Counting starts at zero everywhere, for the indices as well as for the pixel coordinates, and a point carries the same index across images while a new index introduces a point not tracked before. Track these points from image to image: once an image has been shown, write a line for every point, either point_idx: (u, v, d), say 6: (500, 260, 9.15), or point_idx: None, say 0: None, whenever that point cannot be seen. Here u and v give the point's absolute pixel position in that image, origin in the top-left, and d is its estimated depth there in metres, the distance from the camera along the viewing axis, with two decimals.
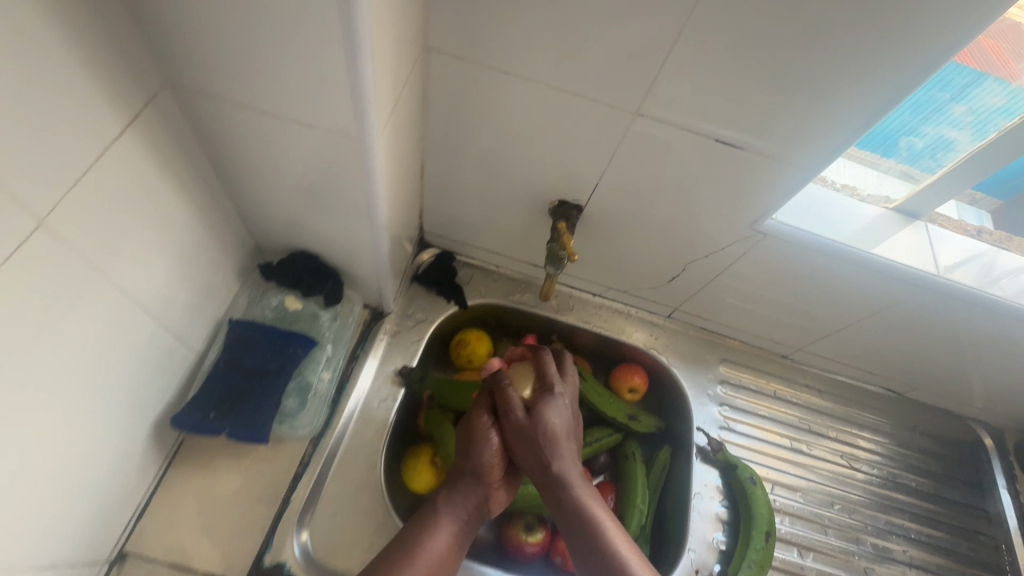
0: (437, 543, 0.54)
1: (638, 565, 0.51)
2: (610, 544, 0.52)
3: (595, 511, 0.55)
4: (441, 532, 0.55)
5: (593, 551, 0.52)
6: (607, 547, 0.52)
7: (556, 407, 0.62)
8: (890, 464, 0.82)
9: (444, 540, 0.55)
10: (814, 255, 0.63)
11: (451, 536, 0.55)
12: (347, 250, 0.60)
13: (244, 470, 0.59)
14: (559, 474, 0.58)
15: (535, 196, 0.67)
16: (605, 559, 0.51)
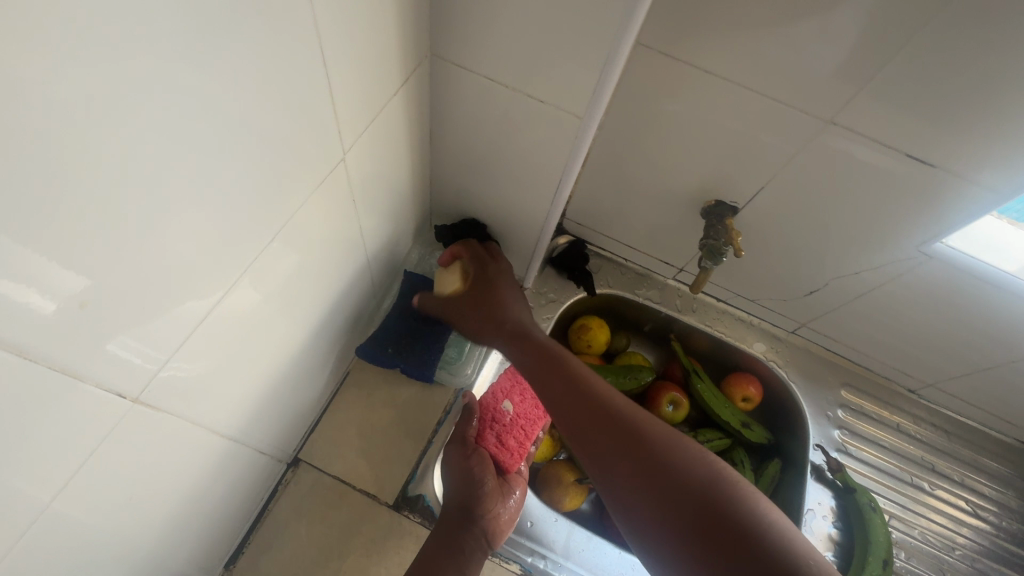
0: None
1: (689, 468, 0.43)
2: (652, 453, 0.45)
3: (639, 427, 0.47)
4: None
5: (636, 444, 0.45)
6: (660, 458, 0.44)
7: (516, 300, 0.61)
8: (1020, 519, 0.78)
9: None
10: (981, 288, 0.62)
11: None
12: (515, 223, 0.66)
13: (395, 405, 0.66)
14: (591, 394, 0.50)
15: (689, 194, 0.69)
16: (635, 474, 0.44)
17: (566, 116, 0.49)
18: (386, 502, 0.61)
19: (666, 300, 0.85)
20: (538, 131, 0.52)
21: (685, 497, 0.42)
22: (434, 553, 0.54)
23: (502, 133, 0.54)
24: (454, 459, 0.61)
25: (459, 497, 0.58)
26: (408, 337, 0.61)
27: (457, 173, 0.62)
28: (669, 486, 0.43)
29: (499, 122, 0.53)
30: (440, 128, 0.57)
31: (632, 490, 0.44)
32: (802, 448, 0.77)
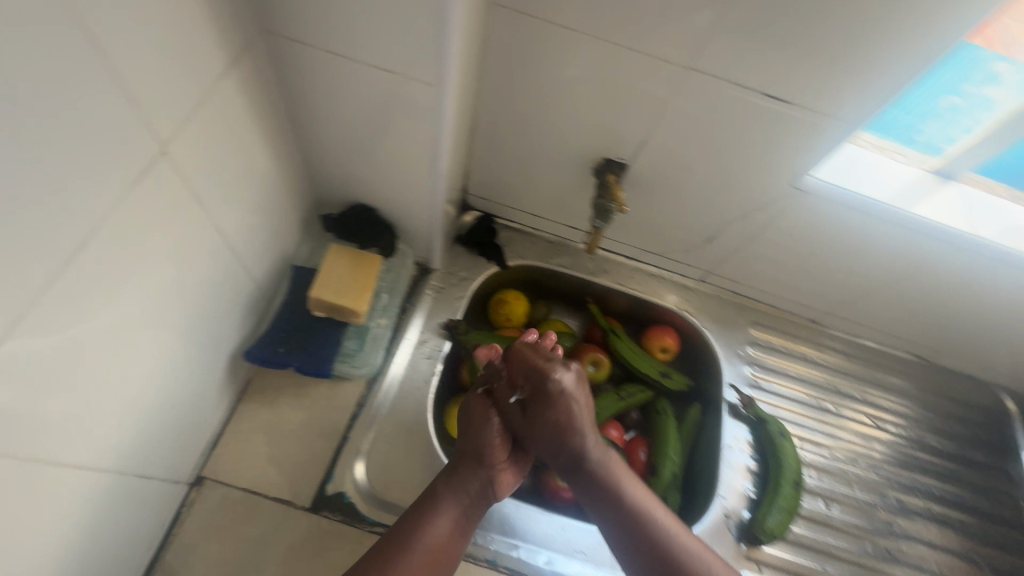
0: (425, 540, 0.54)
1: (664, 524, 0.56)
2: (645, 518, 0.56)
3: (627, 491, 0.58)
4: (439, 523, 0.55)
5: (624, 514, 0.57)
6: (646, 522, 0.56)
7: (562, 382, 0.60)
8: (914, 425, 0.85)
9: (439, 531, 0.55)
10: (854, 213, 0.65)
11: (449, 527, 0.56)
12: (403, 204, 0.64)
13: (304, 408, 0.63)
14: (602, 473, 0.59)
15: (579, 157, 0.69)
16: (640, 536, 0.55)
17: (420, 86, 0.47)
18: (302, 506, 0.59)
19: (579, 264, 0.86)
20: (398, 105, 0.49)
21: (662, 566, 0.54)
22: (438, 497, 0.57)
23: (364, 111, 0.51)
24: (474, 415, 0.61)
25: (467, 450, 0.60)
26: (302, 335, 0.59)
27: (331, 159, 0.59)
28: (655, 559, 0.54)
29: (358, 100, 0.50)
30: (300, 112, 0.53)
31: (623, 539, 0.56)
32: (719, 389, 0.80)
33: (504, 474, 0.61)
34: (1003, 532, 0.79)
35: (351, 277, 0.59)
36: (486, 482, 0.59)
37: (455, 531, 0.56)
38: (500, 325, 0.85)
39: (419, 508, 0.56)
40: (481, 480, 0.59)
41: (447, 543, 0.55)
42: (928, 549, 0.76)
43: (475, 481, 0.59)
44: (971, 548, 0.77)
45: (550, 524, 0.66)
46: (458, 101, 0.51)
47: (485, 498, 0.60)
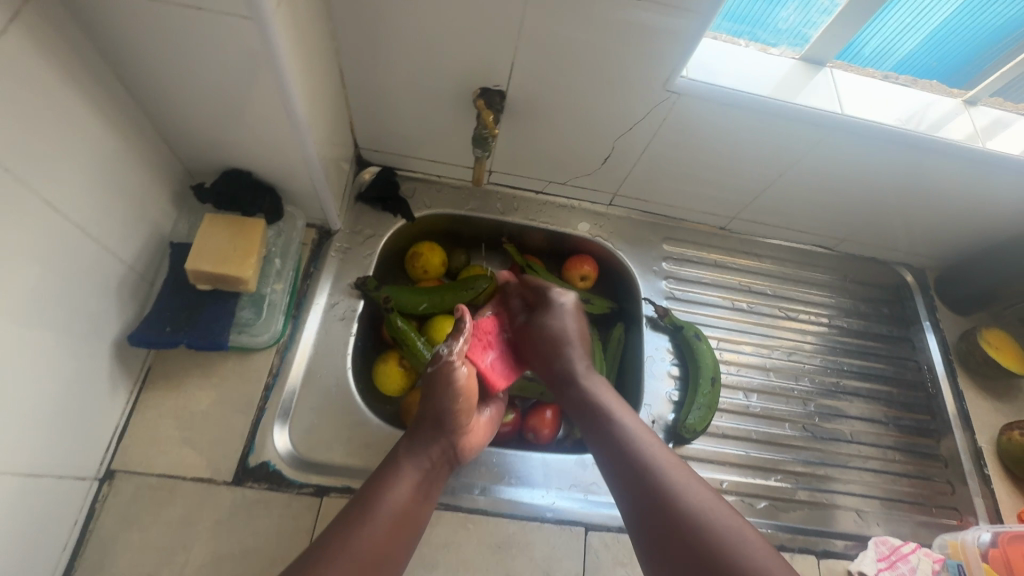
0: (385, 509, 0.53)
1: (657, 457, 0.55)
2: (639, 451, 0.55)
3: (626, 429, 0.58)
4: (398, 491, 0.54)
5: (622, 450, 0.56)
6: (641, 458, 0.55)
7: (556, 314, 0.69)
8: (825, 311, 0.90)
9: (402, 498, 0.54)
10: (731, 110, 0.66)
11: (410, 492, 0.55)
12: (277, 162, 0.61)
13: (212, 386, 0.62)
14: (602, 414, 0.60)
15: (457, 91, 0.67)
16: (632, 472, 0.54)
17: (238, 20, 0.43)
18: (224, 481, 0.58)
19: (488, 206, 0.85)
20: (226, 47, 0.46)
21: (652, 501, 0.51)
22: (400, 465, 0.56)
23: (197, 60, 0.48)
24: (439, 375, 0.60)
25: (438, 414, 0.59)
26: (189, 311, 0.57)
27: (184, 121, 0.55)
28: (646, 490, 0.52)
29: (183, 47, 0.47)
30: (129, 72, 0.49)
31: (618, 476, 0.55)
32: (638, 306, 0.83)
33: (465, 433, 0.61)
34: (912, 394, 0.84)
35: (232, 247, 0.57)
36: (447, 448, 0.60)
37: (418, 494, 0.56)
38: (419, 277, 0.83)
39: (385, 475, 0.55)
40: (442, 446, 0.60)
41: (409, 508, 0.54)
42: (843, 421, 0.80)
43: (440, 444, 0.59)
44: (882, 413, 0.82)
45: (484, 457, 0.66)
46: (291, 33, 0.48)
47: (446, 458, 0.60)
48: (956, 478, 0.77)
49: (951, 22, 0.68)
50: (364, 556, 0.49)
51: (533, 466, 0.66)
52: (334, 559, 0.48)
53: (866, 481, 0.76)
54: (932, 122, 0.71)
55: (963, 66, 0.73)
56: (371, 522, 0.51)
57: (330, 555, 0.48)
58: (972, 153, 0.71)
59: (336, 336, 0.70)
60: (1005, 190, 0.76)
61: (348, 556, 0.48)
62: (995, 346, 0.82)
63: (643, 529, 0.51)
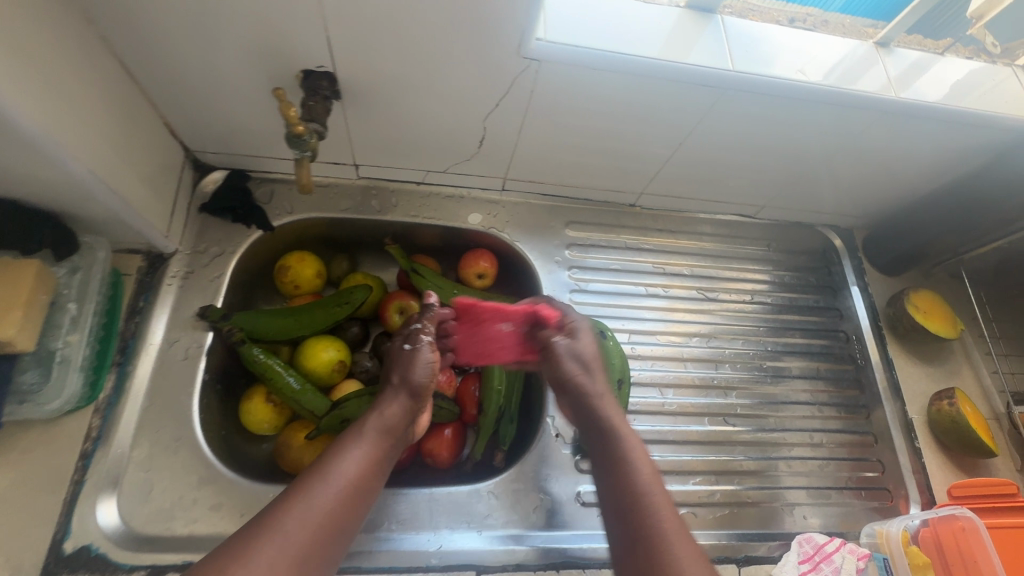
0: (325, 492, 0.42)
1: (638, 463, 0.48)
2: (624, 459, 0.48)
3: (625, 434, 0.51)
4: (342, 471, 0.44)
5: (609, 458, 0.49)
6: (622, 466, 0.48)
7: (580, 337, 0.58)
8: (748, 287, 0.83)
9: (343, 477, 0.44)
10: (605, 75, 0.56)
11: (355, 473, 0.45)
12: (44, 186, 0.49)
13: (11, 463, 0.52)
14: (598, 415, 0.53)
15: (276, 76, 0.55)
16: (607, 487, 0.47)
17: None
18: None
19: (362, 205, 0.74)
20: None
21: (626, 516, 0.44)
22: (343, 444, 0.47)
23: None
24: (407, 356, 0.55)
25: (402, 385, 0.53)
26: None
27: None
28: (620, 505, 0.45)
29: None
30: None
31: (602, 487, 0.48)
32: (541, 302, 0.74)
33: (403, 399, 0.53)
34: (840, 368, 0.78)
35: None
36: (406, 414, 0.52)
37: (367, 473, 0.46)
38: (291, 293, 0.73)
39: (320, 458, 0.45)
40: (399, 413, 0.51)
41: (356, 488, 0.44)
42: (769, 407, 0.75)
43: (395, 413, 0.51)
44: (809, 393, 0.76)
45: None
46: None
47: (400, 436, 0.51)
48: (886, 455, 0.73)
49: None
50: (290, 553, 0.38)
51: (417, 505, 0.59)
52: (255, 553, 0.37)
53: (795, 471, 0.71)
54: (839, 70, 0.63)
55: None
56: (321, 491, 0.42)
57: (242, 553, 0.37)
58: (884, 104, 0.63)
59: (176, 380, 0.60)
60: (925, 141, 0.69)
61: (265, 551, 0.38)
62: (922, 310, 0.76)
63: (614, 523, 0.45)
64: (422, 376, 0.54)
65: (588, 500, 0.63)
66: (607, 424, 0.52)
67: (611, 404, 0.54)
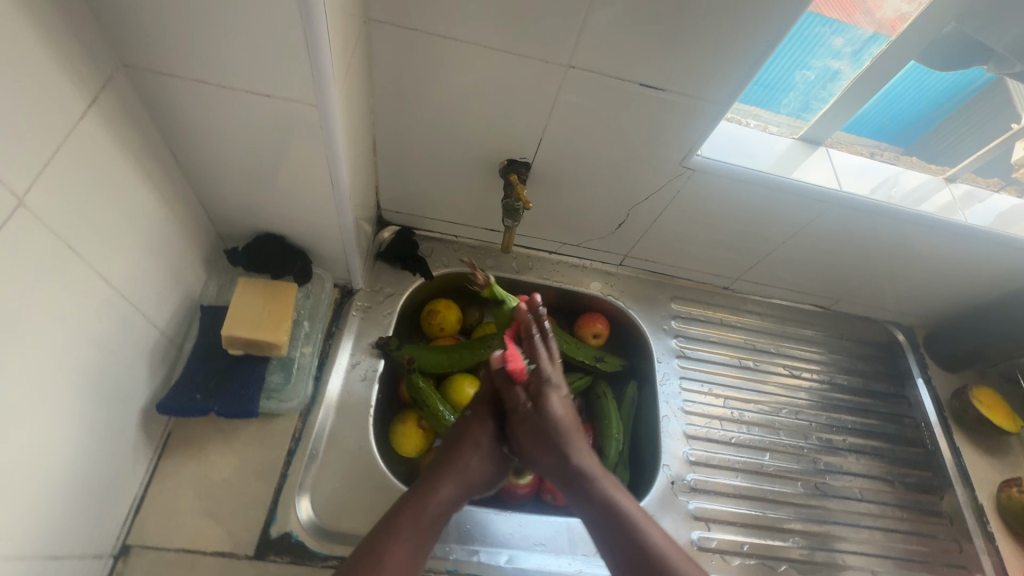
0: (399, 550, 0.54)
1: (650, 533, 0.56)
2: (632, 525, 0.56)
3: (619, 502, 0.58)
4: (401, 542, 0.54)
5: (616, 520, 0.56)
6: (635, 531, 0.55)
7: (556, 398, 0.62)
8: (825, 369, 0.94)
9: (406, 550, 0.54)
10: (740, 184, 0.71)
11: (414, 547, 0.55)
12: (312, 228, 0.62)
13: (236, 451, 0.60)
14: (587, 479, 0.59)
15: (483, 160, 0.71)
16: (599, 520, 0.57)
17: (301, 106, 0.46)
18: (245, 555, 0.56)
19: (504, 265, 0.87)
20: (284, 127, 0.48)
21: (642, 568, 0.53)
22: (422, 509, 0.57)
23: (253, 137, 0.50)
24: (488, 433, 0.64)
25: (463, 469, 0.61)
26: (220, 376, 0.56)
27: (227, 189, 0.56)
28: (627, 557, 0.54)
29: (240, 124, 0.49)
30: (182, 145, 0.51)
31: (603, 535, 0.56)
32: (651, 364, 0.85)
33: (482, 471, 0.62)
34: (912, 451, 0.87)
35: (267, 310, 0.57)
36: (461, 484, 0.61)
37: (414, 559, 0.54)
38: (434, 333, 0.83)
39: (397, 519, 0.56)
40: (460, 483, 0.61)
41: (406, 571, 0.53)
42: (850, 479, 0.83)
43: (450, 496, 0.60)
44: (886, 470, 0.85)
45: (509, 523, 0.66)
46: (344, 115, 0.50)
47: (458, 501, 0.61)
48: (962, 536, 0.80)
49: (900, 88, 0.72)
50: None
51: (559, 531, 0.66)
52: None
53: (876, 541, 0.79)
54: (918, 197, 0.78)
55: (908, 130, 0.79)
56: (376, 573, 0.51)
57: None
58: (957, 227, 0.77)
59: (357, 397, 0.69)
60: (985, 260, 0.82)
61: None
62: (987, 404, 0.86)
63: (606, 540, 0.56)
64: (489, 466, 0.63)
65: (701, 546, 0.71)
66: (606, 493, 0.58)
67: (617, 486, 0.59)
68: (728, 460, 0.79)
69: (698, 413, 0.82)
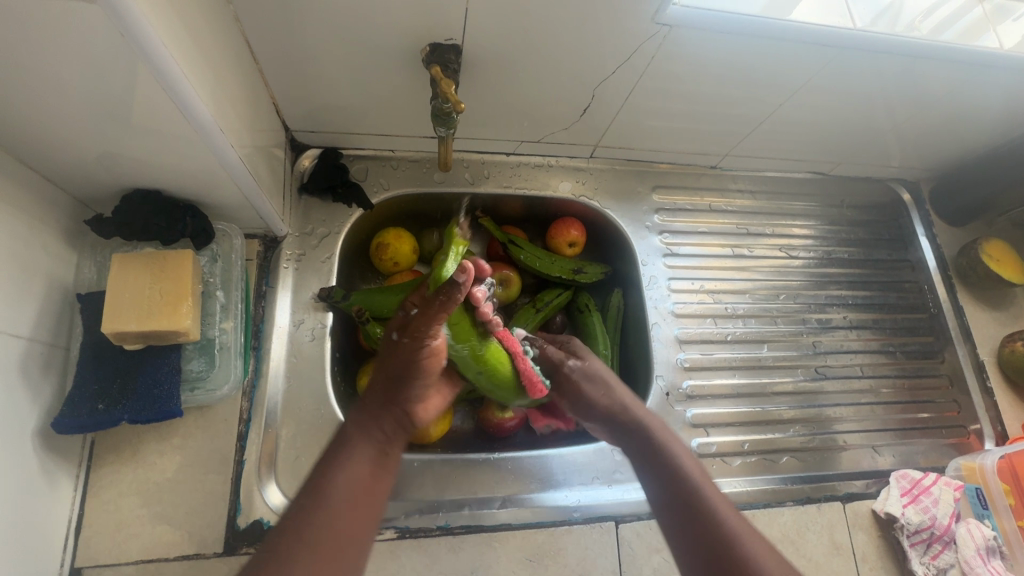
0: (354, 470, 0.43)
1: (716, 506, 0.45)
2: (686, 479, 0.48)
3: (677, 467, 0.49)
4: (355, 461, 0.43)
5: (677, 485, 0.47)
6: (699, 510, 0.45)
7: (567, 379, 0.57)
8: (824, 244, 0.86)
9: (360, 470, 0.43)
10: (728, 38, 0.57)
11: (369, 467, 0.43)
12: (189, 176, 0.48)
13: (176, 447, 0.53)
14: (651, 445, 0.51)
15: (398, 49, 0.55)
16: (686, 509, 0.45)
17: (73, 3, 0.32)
18: (214, 553, 0.51)
19: (455, 178, 0.73)
20: (73, 40, 0.34)
21: (705, 544, 0.43)
22: (358, 432, 0.45)
23: (38, 66, 0.35)
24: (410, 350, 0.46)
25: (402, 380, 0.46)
26: (124, 377, 0.47)
27: (53, 147, 0.43)
28: (678, 521, 0.45)
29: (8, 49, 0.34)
30: None
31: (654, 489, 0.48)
32: (635, 268, 0.77)
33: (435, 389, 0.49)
34: (913, 318, 0.83)
35: (155, 290, 0.47)
36: (409, 413, 0.47)
37: (367, 481, 0.43)
38: (389, 270, 0.72)
39: (335, 445, 0.44)
40: (402, 412, 0.46)
41: (354, 502, 0.41)
42: (850, 357, 0.79)
43: (364, 443, 0.44)
44: (886, 343, 0.81)
45: (500, 466, 0.61)
46: (161, 11, 0.36)
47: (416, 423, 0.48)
48: (961, 396, 0.79)
49: None
50: (328, 524, 0.39)
51: (551, 463, 0.62)
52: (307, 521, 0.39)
53: (878, 416, 0.76)
54: (943, 25, 0.63)
55: None
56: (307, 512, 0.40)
57: (283, 539, 0.38)
58: (993, 59, 0.63)
59: (307, 363, 0.60)
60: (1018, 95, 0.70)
61: (317, 525, 0.39)
62: (995, 258, 0.81)
63: (683, 538, 0.44)
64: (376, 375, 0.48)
65: (702, 452, 0.68)
66: (657, 449, 0.50)
67: (649, 413, 0.54)
68: (726, 359, 0.75)
69: (690, 313, 0.75)
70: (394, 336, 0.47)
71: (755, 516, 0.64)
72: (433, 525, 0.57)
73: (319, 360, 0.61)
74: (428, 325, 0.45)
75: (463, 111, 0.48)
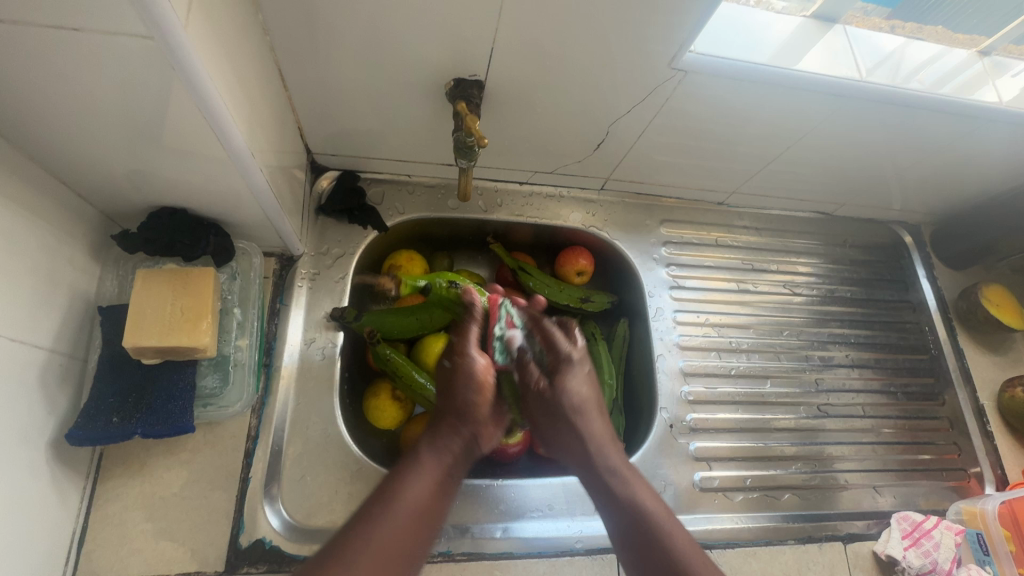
0: (423, 485, 0.44)
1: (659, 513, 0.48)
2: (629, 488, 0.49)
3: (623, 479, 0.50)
4: (425, 475, 0.45)
5: (615, 498, 0.49)
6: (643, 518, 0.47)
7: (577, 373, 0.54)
8: (826, 282, 0.87)
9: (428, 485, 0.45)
10: (740, 84, 0.59)
11: (436, 485, 0.45)
12: (216, 196, 0.50)
13: (183, 462, 0.53)
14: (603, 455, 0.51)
15: (423, 83, 0.57)
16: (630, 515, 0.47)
17: (129, 39, 0.33)
18: (215, 572, 0.51)
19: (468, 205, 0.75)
20: (124, 70, 0.36)
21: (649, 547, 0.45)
22: (422, 453, 0.47)
23: (88, 93, 0.37)
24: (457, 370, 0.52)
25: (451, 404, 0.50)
26: (139, 391, 0.48)
27: (88, 166, 0.44)
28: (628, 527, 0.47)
29: (61, 76, 0.36)
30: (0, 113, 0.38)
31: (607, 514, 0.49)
32: (642, 299, 0.78)
33: (488, 426, 0.51)
34: (915, 359, 0.84)
35: (178, 307, 0.48)
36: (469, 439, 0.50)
37: (437, 497, 0.45)
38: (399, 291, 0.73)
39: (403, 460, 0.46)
40: (464, 434, 0.49)
41: (424, 514, 0.43)
42: (852, 396, 0.80)
43: (435, 465, 0.46)
44: (887, 383, 0.82)
45: (504, 493, 0.61)
46: (208, 45, 0.38)
47: (468, 458, 0.50)
48: (962, 439, 0.79)
49: None
50: (397, 538, 0.41)
51: (555, 492, 0.62)
52: (380, 532, 0.40)
53: (879, 455, 0.77)
54: (944, 79, 0.66)
55: None
56: (385, 521, 0.41)
57: (351, 544, 0.39)
58: (993, 113, 0.65)
59: (316, 382, 0.61)
60: (1016, 148, 0.72)
61: (389, 543, 0.40)
62: (995, 303, 0.82)
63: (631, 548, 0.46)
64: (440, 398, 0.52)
65: (704, 486, 0.68)
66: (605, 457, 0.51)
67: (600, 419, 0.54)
68: (729, 393, 0.75)
69: (695, 345, 0.76)
70: (446, 363, 0.53)
71: (756, 554, 0.64)
72: (435, 551, 0.56)
73: (327, 380, 0.61)
74: (466, 342, 0.53)
75: (488, 145, 0.50)
